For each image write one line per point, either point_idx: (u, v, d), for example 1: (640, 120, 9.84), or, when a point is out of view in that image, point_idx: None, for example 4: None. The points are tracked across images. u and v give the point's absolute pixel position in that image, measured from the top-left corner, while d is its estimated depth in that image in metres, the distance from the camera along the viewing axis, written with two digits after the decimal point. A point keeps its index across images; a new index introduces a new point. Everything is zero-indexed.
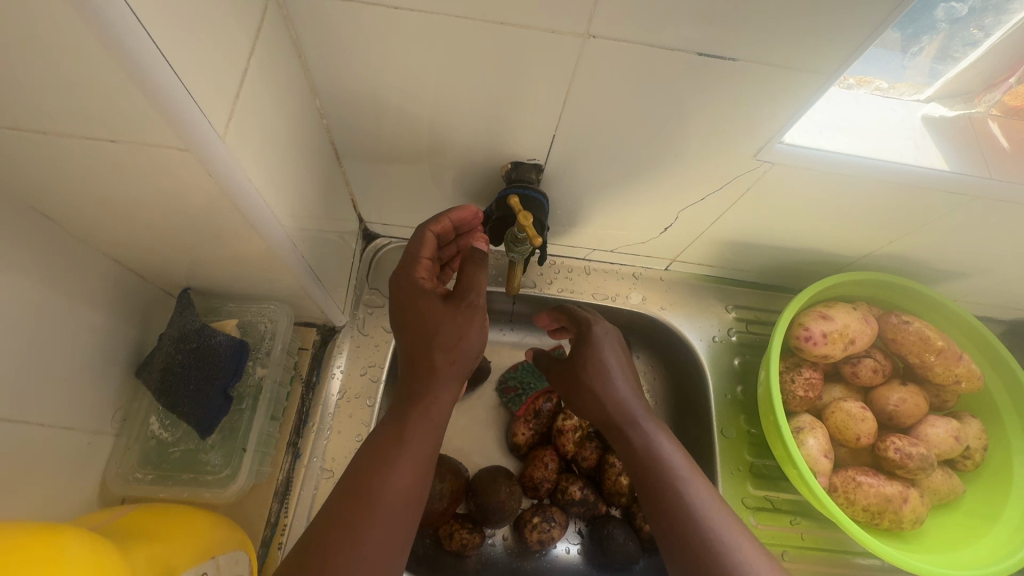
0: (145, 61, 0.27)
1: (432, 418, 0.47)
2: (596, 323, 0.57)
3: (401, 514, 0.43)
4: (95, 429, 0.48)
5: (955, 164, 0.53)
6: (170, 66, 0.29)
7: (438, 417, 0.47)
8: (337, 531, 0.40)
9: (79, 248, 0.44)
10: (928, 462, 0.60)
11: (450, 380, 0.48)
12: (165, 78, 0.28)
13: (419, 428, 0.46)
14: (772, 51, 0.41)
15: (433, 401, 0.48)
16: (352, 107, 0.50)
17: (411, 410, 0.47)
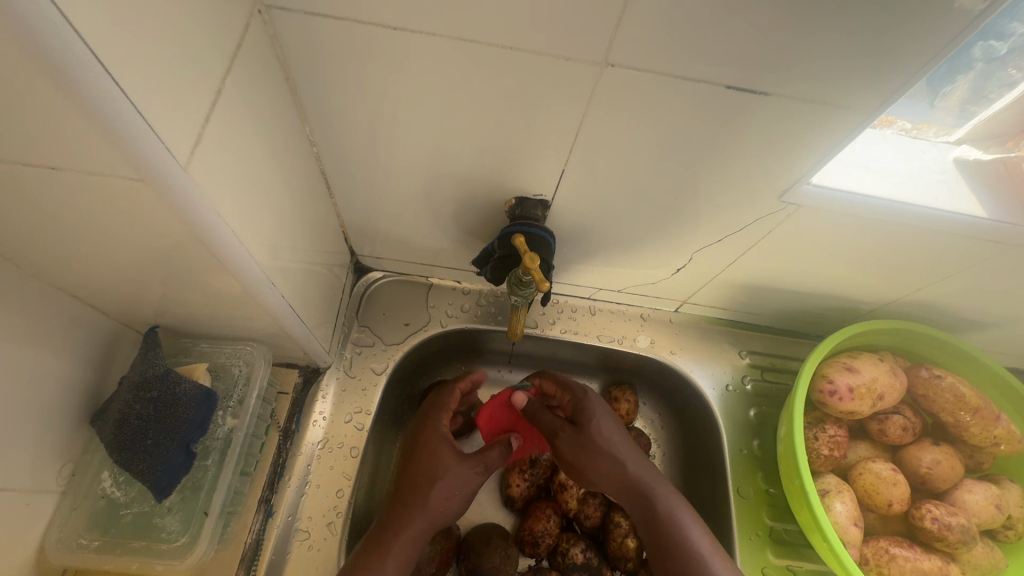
0: (88, 78, 0.23)
1: (404, 552, 0.49)
2: (591, 390, 0.59)
3: None
4: (36, 487, 0.42)
5: (992, 212, 0.49)
6: (120, 85, 0.24)
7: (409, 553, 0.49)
8: None
9: (31, 284, 0.40)
10: (968, 534, 0.55)
11: (427, 516, 0.51)
12: (114, 97, 0.24)
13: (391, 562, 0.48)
14: (805, 87, 0.38)
15: (404, 535, 0.49)
16: (346, 135, 0.46)
17: (385, 543, 0.49)
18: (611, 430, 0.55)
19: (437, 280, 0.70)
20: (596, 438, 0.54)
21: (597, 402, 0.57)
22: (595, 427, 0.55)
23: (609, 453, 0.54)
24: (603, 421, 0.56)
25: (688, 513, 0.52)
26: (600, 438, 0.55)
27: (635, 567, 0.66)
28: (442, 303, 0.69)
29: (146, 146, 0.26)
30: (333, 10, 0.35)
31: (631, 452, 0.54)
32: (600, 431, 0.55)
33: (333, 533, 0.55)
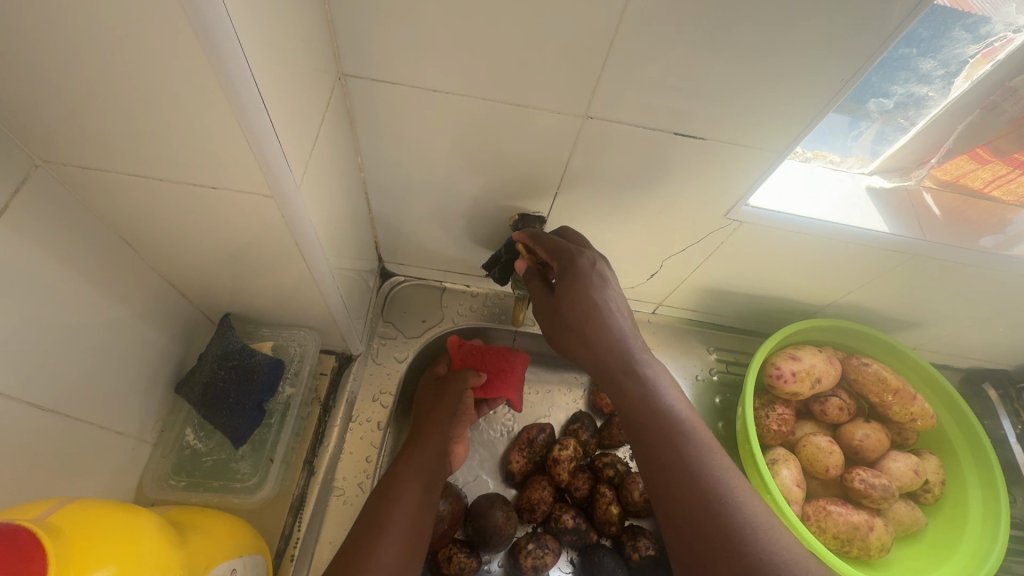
0: (261, 136, 0.36)
1: (423, 464, 0.64)
2: (585, 253, 0.53)
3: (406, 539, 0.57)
4: (138, 436, 0.54)
5: (895, 227, 0.62)
6: (277, 138, 0.37)
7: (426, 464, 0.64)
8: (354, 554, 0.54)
9: (150, 274, 0.52)
10: (890, 492, 0.66)
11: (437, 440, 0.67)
12: (271, 146, 0.37)
13: (413, 471, 0.63)
14: (734, 132, 0.52)
15: (423, 454, 0.65)
16: (387, 164, 0.59)
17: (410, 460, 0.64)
18: (592, 298, 0.51)
19: (450, 285, 0.82)
20: (580, 277, 0.51)
21: (587, 264, 0.52)
22: (582, 294, 0.51)
23: (600, 330, 0.50)
24: (592, 293, 0.51)
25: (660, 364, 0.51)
26: (595, 284, 0.51)
27: (617, 532, 0.76)
28: (454, 304, 0.82)
29: (284, 177, 0.39)
30: (391, 77, 0.49)
31: (620, 334, 0.50)
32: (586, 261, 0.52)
33: (363, 490, 0.66)
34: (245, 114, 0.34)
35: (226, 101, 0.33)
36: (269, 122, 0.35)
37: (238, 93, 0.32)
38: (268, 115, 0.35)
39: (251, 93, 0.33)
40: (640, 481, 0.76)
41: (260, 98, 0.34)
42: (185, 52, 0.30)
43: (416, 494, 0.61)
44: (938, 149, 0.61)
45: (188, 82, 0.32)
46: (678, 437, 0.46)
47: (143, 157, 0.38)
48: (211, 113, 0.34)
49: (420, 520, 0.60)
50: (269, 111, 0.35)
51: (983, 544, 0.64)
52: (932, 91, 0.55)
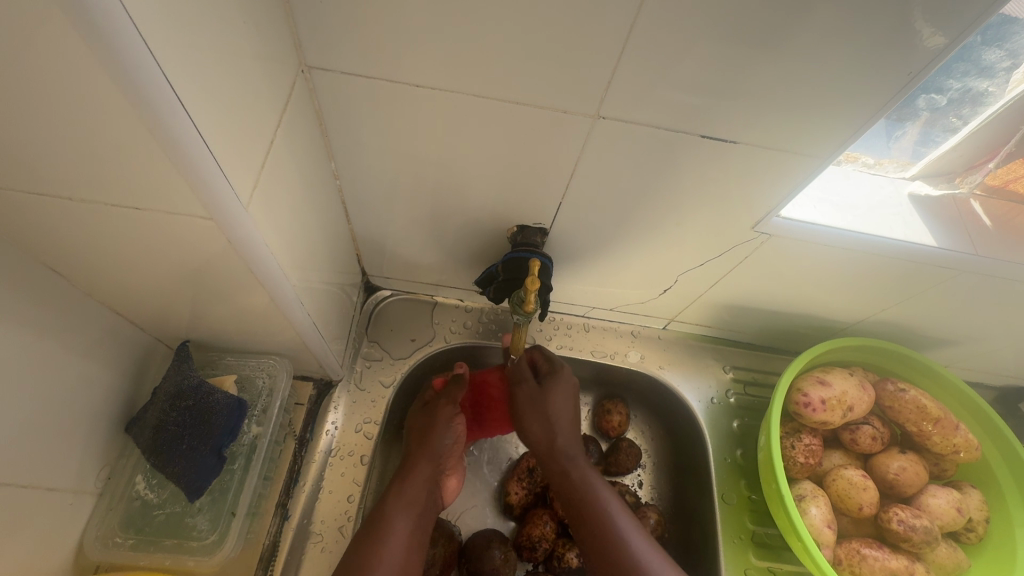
0: (185, 142, 0.28)
1: (407, 496, 0.57)
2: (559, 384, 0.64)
3: None
4: (78, 488, 0.46)
5: (943, 240, 0.55)
6: (206, 145, 0.29)
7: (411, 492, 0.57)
8: None
9: (85, 303, 0.44)
10: (932, 534, 0.59)
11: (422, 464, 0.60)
12: (201, 155, 0.29)
13: (397, 504, 0.55)
14: (769, 136, 0.44)
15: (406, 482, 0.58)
16: (366, 170, 0.52)
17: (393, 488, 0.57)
18: (565, 405, 0.63)
19: (442, 299, 0.75)
20: (555, 387, 0.63)
21: (565, 383, 0.64)
22: (560, 401, 0.63)
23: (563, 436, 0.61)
24: (559, 397, 0.63)
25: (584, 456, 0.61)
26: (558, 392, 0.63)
27: None
28: (447, 320, 0.74)
29: (222, 196, 0.32)
30: (364, 69, 0.41)
31: (570, 428, 0.62)
32: (564, 377, 0.64)
33: (345, 535, 0.59)
34: (155, 117, 0.26)
35: (126, 101, 0.25)
36: (191, 127, 0.28)
37: (140, 90, 0.25)
38: (191, 119, 0.28)
39: (161, 91, 0.25)
40: (652, 516, 0.67)
41: (176, 96, 0.26)
42: (57, 35, 0.22)
43: (409, 529, 0.55)
44: (995, 152, 0.54)
45: (72, 77, 0.24)
46: (608, 523, 0.55)
47: (49, 173, 0.30)
48: (111, 116, 0.26)
49: (414, 554, 0.54)
50: (191, 113, 0.28)
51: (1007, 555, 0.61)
52: (992, 86, 0.48)
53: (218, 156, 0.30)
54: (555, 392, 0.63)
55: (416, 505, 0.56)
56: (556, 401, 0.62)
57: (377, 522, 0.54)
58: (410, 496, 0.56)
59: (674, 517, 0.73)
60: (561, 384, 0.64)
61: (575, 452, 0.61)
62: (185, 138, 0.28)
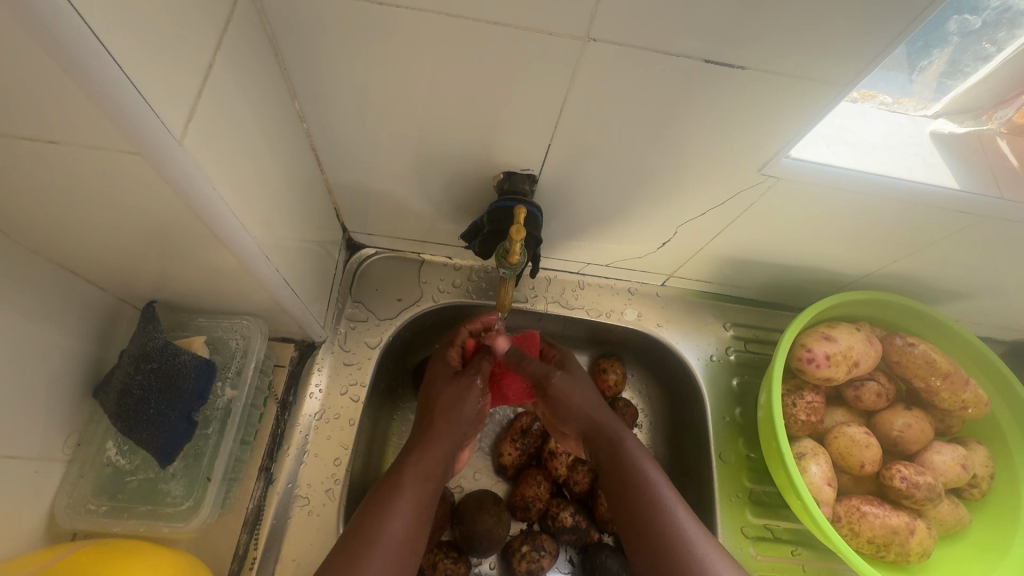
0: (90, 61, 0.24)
1: (426, 469, 0.50)
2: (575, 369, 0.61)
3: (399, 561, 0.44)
4: (43, 456, 0.44)
5: (966, 182, 0.51)
6: (119, 67, 0.25)
7: (432, 463, 0.51)
8: None
9: (30, 260, 0.40)
10: (935, 492, 0.58)
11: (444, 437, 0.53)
12: (113, 78, 0.25)
13: (412, 476, 0.49)
14: (782, 61, 0.39)
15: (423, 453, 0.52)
16: (335, 110, 0.47)
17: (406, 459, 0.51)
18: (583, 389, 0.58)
19: (429, 256, 0.71)
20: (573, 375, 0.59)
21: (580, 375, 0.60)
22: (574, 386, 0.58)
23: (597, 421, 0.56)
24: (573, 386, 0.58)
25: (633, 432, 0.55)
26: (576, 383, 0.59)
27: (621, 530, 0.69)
28: (435, 278, 0.71)
29: (141, 118, 0.27)
30: None
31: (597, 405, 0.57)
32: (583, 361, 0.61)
33: (332, 498, 0.57)
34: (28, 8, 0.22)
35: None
36: (81, 25, 0.23)
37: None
38: (79, 14, 0.23)
39: None
40: None
41: None
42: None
43: (421, 499, 0.48)
44: None
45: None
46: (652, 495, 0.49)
47: None
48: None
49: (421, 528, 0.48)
50: (78, 8, 0.23)
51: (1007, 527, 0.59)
52: None
53: (126, 69, 0.26)
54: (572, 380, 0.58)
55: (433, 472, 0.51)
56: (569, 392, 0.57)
57: (387, 493, 0.48)
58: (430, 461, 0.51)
59: (671, 476, 0.72)
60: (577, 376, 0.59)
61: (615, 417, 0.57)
62: (76, 42, 0.23)
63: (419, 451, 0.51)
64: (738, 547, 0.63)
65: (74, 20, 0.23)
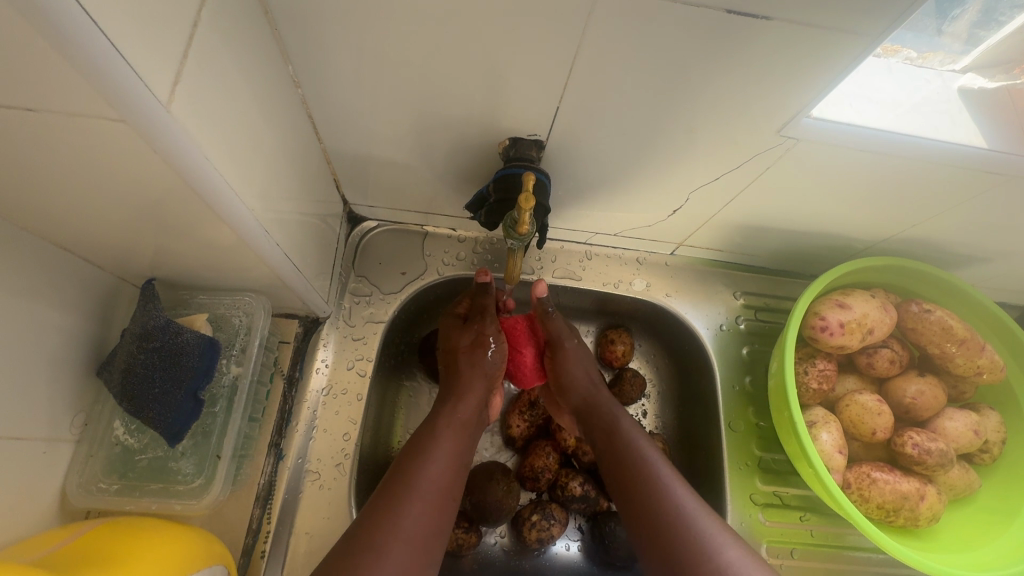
0: (63, 16, 0.22)
1: (460, 419, 0.55)
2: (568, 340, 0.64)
3: (438, 499, 0.47)
4: (51, 436, 0.44)
5: (994, 142, 0.48)
6: (98, 25, 0.23)
7: (464, 414, 0.55)
8: (378, 513, 0.44)
9: (21, 238, 0.39)
10: (947, 457, 0.58)
11: (474, 386, 0.58)
12: (91, 37, 0.23)
13: (448, 425, 0.53)
14: (809, 10, 0.36)
15: (460, 402, 0.56)
16: (331, 74, 0.44)
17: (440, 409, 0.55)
18: (581, 366, 0.63)
19: (432, 228, 0.69)
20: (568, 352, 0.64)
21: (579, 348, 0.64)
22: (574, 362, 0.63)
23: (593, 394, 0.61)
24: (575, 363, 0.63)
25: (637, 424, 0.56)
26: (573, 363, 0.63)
27: None
28: (439, 251, 0.69)
29: (121, 78, 0.25)
30: None
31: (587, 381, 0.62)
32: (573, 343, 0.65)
33: (343, 472, 0.57)
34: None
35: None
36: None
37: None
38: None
39: None
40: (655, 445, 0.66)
41: None
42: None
43: (457, 444, 0.52)
44: None
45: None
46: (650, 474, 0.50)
47: None
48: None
49: (459, 472, 0.51)
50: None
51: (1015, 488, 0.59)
52: None
53: (102, 24, 0.23)
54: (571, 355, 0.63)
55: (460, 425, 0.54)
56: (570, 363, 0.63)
57: (425, 441, 0.51)
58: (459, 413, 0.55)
59: (679, 445, 0.72)
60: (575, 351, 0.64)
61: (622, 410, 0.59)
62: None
63: (454, 402, 0.56)
64: (747, 514, 0.63)
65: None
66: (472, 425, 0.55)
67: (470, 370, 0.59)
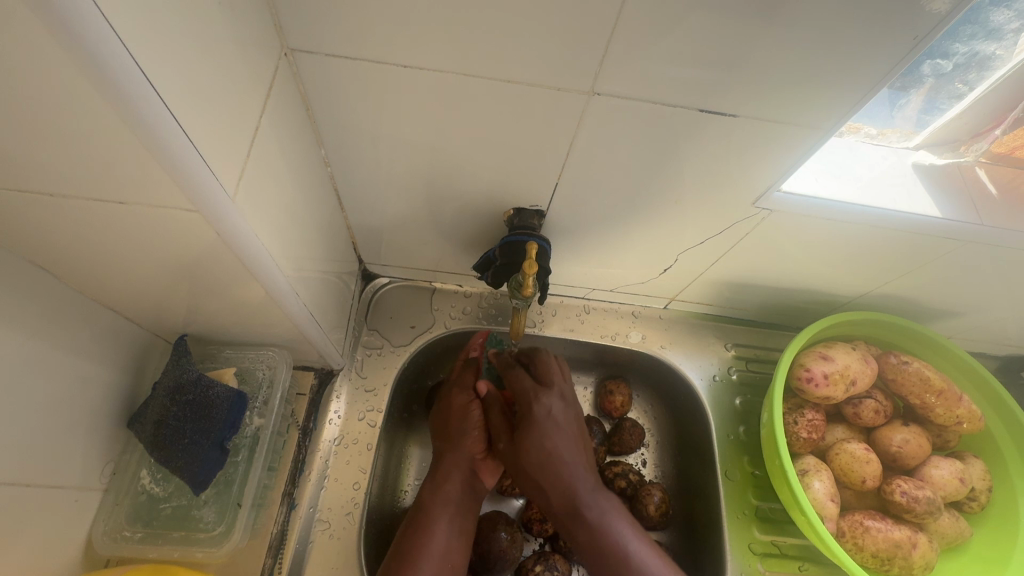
0: (167, 136, 0.28)
1: (448, 498, 0.58)
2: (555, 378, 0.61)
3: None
4: (83, 484, 0.47)
5: (947, 211, 0.54)
6: (188, 138, 0.29)
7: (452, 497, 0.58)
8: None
9: (78, 301, 0.44)
10: (935, 505, 0.60)
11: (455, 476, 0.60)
12: (185, 149, 0.29)
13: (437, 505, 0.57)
14: (767, 107, 0.43)
15: (444, 484, 0.59)
16: (356, 155, 0.51)
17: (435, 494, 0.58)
18: (555, 441, 0.57)
19: (441, 284, 0.74)
20: (536, 427, 0.57)
21: (547, 421, 0.58)
22: (540, 444, 0.56)
23: (560, 472, 0.56)
24: (547, 439, 0.57)
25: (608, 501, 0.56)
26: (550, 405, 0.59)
27: None
28: (446, 306, 0.73)
29: (200, 178, 0.31)
30: (350, 50, 0.40)
31: (573, 464, 0.56)
32: (546, 412, 0.58)
33: (353, 522, 0.59)
34: (123, 96, 0.25)
35: (88, 82, 0.24)
36: (160, 105, 0.27)
37: (103, 67, 0.24)
38: (161, 100, 0.27)
39: (126, 73, 0.25)
40: (656, 494, 0.67)
41: (142, 75, 0.26)
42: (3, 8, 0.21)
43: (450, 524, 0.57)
44: (1002, 119, 0.52)
45: (33, 60, 0.23)
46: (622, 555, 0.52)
47: (31, 169, 0.30)
48: (77, 102, 0.26)
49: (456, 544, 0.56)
50: (161, 94, 0.27)
51: (1005, 533, 0.62)
52: (1000, 49, 0.46)
53: (194, 140, 0.30)
54: (536, 434, 0.57)
55: (452, 489, 0.59)
56: (543, 443, 0.57)
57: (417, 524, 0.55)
58: (448, 490, 0.59)
59: (680, 495, 0.74)
60: (543, 427, 0.57)
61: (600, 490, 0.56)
62: (157, 120, 0.27)
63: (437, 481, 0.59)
64: (745, 563, 0.65)
65: (156, 101, 0.27)
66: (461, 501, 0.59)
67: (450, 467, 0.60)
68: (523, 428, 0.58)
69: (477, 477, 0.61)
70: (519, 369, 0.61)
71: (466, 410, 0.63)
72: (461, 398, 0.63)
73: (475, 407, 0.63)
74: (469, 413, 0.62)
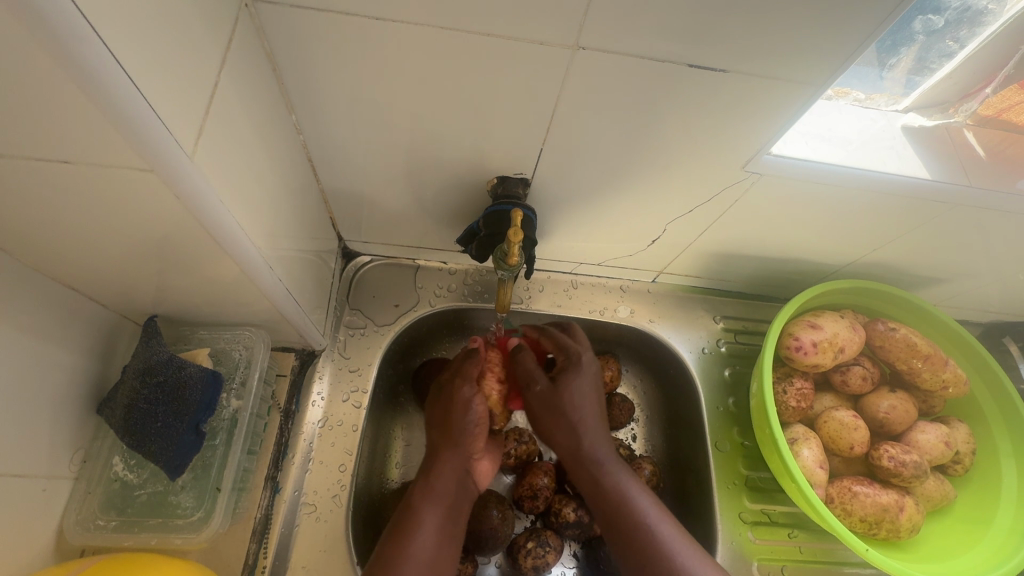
0: (113, 89, 0.26)
1: (439, 489, 0.55)
2: (584, 352, 0.59)
3: None
4: (51, 474, 0.45)
5: (938, 174, 0.53)
6: (141, 94, 0.27)
7: (443, 492, 0.55)
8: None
9: (33, 279, 0.40)
10: (921, 469, 0.60)
11: (452, 458, 0.56)
12: (136, 104, 0.27)
13: (429, 495, 0.54)
14: (758, 62, 0.41)
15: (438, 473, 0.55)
16: (330, 120, 0.48)
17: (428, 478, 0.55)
18: (587, 391, 0.58)
19: (424, 262, 0.72)
20: (579, 375, 0.57)
21: (586, 371, 0.58)
22: (579, 389, 0.57)
23: (587, 426, 0.57)
24: (584, 387, 0.57)
25: (627, 470, 0.57)
26: (581, 382, 0.57)
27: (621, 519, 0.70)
28: (431, 283, 0.71)
29: (156, 137, 0.29)
30: (320, 2, 0.37)
31: (594, 420, 0.58)
32: (589, 362, 0.58)
33: (339, 504, 0.58)
34: (53, 35, 0.23)
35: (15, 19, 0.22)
36: (101, 48, 0.24)
37: None
38: (106, 49, 0.25)
39: (59, 10, 0.22)
40: (646, 467, 0.67)
41: (79, 15, 0.23)
42: None
43: (440, 523, 0.53)
44: (992, 77, 0.51)
45: None
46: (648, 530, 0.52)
47: None
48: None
49: (444, 547, 0.52)
50: (104, 39, 0.24)
51: (988, 494, 0.63)
52: (992, 4, 0.45)
53: (145, 94, 0.27)
54: (578, 379, 0.57)
55: (444, 491, 0.55)
56: (579, 390, 0.57)
57: (405, 524, 0.52)
58: (440, 490, 0.54)
59: (670, 468, 0.73)
60: (586, 373, 0.57)
61: (616, 457, 0.57)
62: (93, 59, 0.24)
63: (428, 478, 0.55)
64: (736, 532, 0.65)
65: (87, 35, 0.24)
66: (456, 494, 0.56)
67: (442, 463, 0.56)
68: (564, 370, 0.58)
69: (471, 477, 0.57)
70: (555, 330, 0.61)
71: (468, 403, 0.57)
72: (465, 391, 0.57)
73: (478, 401, 0.57)
74: (472, 408, 0.56)
